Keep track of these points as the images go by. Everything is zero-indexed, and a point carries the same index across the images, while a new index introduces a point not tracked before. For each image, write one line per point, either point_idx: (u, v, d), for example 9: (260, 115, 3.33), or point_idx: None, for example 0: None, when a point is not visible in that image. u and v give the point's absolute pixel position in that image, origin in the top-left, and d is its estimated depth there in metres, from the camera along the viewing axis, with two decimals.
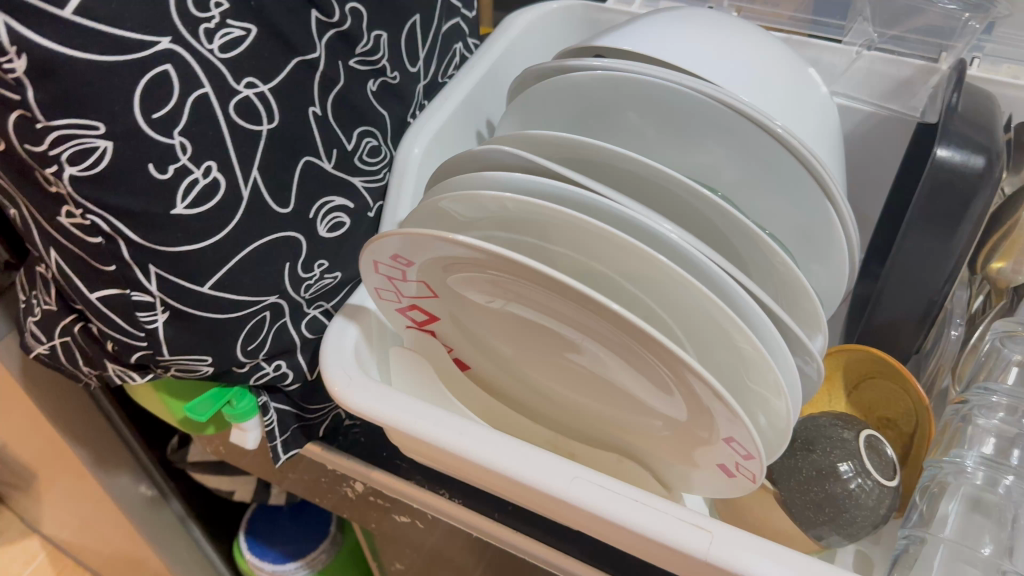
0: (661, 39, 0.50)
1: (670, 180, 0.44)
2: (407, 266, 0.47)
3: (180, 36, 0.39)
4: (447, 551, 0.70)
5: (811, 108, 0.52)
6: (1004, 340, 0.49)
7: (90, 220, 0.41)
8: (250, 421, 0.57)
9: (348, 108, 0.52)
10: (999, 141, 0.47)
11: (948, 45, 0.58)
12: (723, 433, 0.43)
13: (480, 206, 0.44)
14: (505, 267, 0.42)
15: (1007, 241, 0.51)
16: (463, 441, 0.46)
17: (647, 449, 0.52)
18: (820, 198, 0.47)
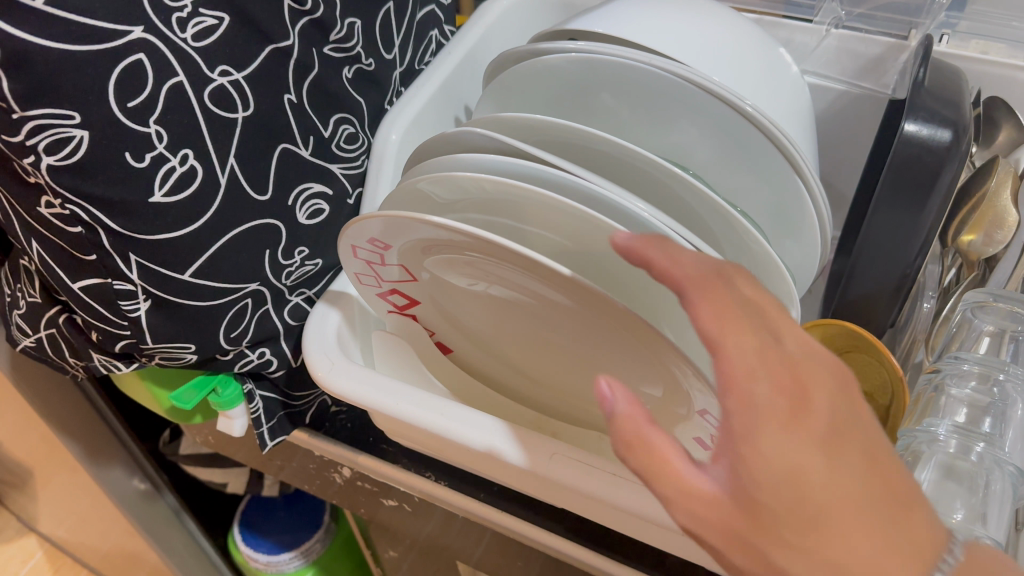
0: (631, 22, 0.51)
1: (642, 160, 0.45)
2: (385, 250, 0.48)
3: (153, 25, 0.40)
4: (436, 536, 0.71)
5: (782, 87, 0.52)
6: (975, 311, 0.51)
7: (69, 209, 0.42)
8: (236, 408, 0.58)
9: (324, 96, 0.52)
10: (966, 115, 0.47)
11: (918, 21, 0.59)
12: (697, 408, 0.43)
13: (456, 186, 0.44)
14: (480, 247, 0.43)
15: (976, 215, 0.52)
16: (441, 421, 0.47)
17: None
18: (792, 176, 0.48)
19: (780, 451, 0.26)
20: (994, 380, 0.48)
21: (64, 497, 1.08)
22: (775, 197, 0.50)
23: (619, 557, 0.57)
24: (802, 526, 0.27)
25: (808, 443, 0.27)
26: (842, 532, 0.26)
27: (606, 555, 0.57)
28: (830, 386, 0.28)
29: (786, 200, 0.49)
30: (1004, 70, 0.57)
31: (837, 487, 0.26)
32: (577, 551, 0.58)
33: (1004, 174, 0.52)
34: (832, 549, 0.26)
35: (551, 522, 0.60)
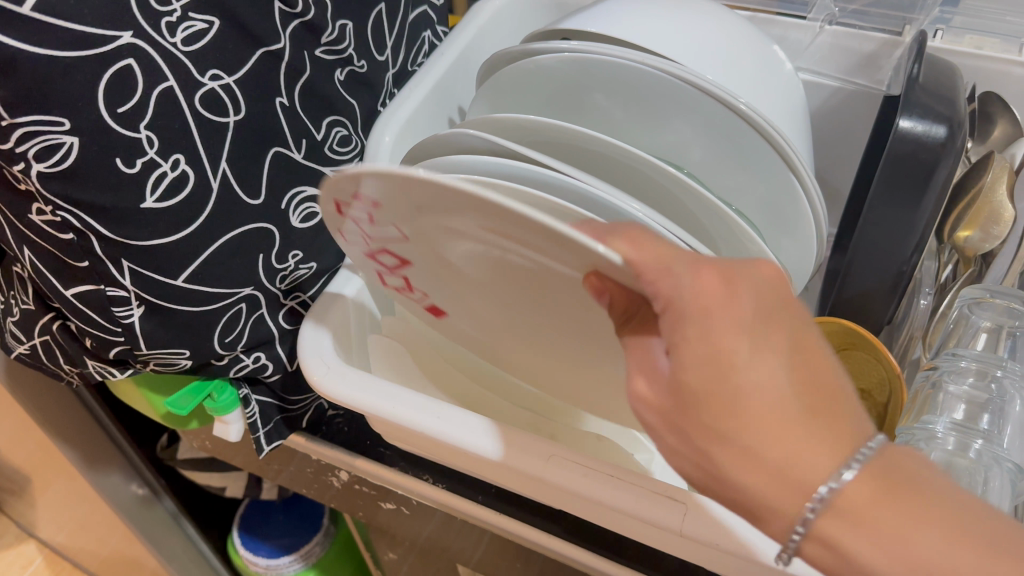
0: (623, 22, 0.50)
1: (637, 160, 0.45)
2: (373, 208, 0.38)
3: (142, 30, 0.40)
4: (435, 539, 0.70)
5: (775, 85, 0.52)
6: (972, 307, 0.51)
7: (60, 216, 0.41)
8: (232, 413, 0.57)
9: (316, 99, 0.52)
10: (961, 111, 0.47)
11: (911, 17, 0.59)
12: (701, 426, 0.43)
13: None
14: (480, 204, 0.32)
15: (972, 211, 0.52)
16: (437, 425, 0.47)
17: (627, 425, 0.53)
18: (786, 173, 0.47)
19: (703, 345, 0.30)
20: (992, 376, 0.48)
21: (62, 503, 1.07)
22: (770, 194, 0.49)
23: (619, 557, 0.57)
24: (725, 411, 0.30)
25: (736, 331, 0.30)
26: (767, 423, 0.30)
27: (605, 556, 0.57)
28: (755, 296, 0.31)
29: (781, 198, 0.49)
30: (997, 65, 0.56)
31: (766, 380, 0.30)
32: (576, 551, 0.58)
33: (999, 168, 0.52)
34: (752, 437, 0.30)
35: (550, 523, 0.60)
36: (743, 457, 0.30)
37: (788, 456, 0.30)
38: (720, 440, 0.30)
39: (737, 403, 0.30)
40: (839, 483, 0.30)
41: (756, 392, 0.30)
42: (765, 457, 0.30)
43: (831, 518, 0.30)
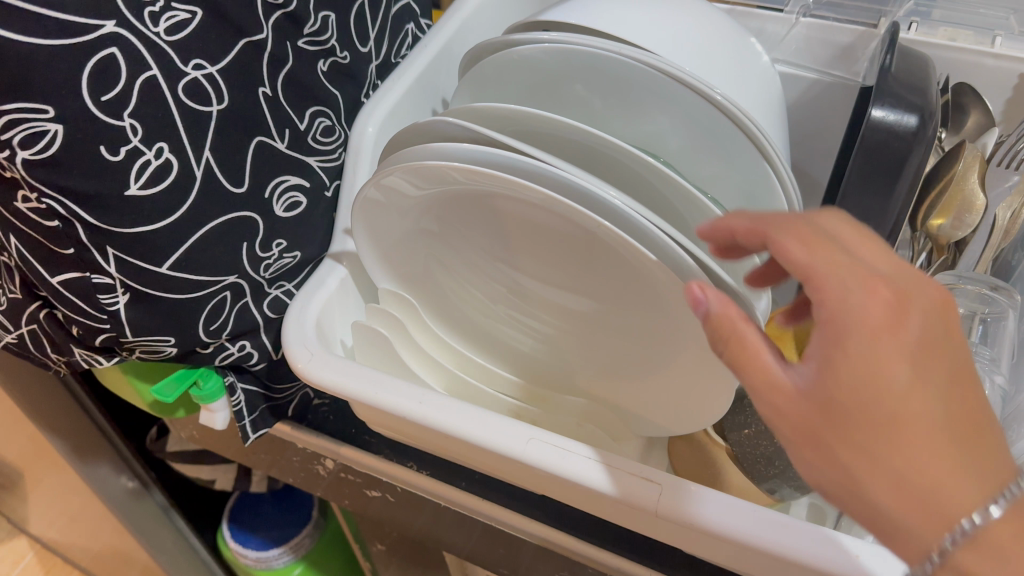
0: (601, 12, 0.51)
1: (613, 149, 0.45)
2: None
3: (125, 20, 0.40)
4: (419, 529, 0.71)
5: (751, 76, 0.53)
6: (945, 293, 0.52)
7: (46, 203, 0.42)
8: (218, 401, 0.58)
9: (299, 90, 0.53)
10: (934, 101, 0.48)
11: (885, 10, 0.61)
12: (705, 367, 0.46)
13: (429, 175, 0.45)
14: None
15: (945, 200, 0.54)
16: (421, 410, 0.47)
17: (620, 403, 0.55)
18: (760, 163, 0.48)
19: (886, 372, 0.29)
20: None
21: (52, 497, 1.07)
22: (746, 182, 0.50)
23: (603, 542, 0.59)
24: (866, 428, 0.29)
25: (902, 348, 0.29)
26: (915, 460, 0.28)
27: (588, 542, 0.59)
28: (924, 303, 0.30)
29: (756, 187, 0.50)
30: (970, 57, 0.58)
31: (917, 419, 0.28)
32: (558, 535, 0.59)
33: (972, 157, 0.53)
34: (883, 459, 0.28)
35: (532, 509, 0.62)
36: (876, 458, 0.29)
37: (922, 476, 0.28)
38: (848, 465, 0.29)
39: (929, 417, 0.28)
40: (984, 518, 0.27)
41: (914, 379, 0.29)
42: (902, 473, 0.28)
43: (968, 549, 0.28)
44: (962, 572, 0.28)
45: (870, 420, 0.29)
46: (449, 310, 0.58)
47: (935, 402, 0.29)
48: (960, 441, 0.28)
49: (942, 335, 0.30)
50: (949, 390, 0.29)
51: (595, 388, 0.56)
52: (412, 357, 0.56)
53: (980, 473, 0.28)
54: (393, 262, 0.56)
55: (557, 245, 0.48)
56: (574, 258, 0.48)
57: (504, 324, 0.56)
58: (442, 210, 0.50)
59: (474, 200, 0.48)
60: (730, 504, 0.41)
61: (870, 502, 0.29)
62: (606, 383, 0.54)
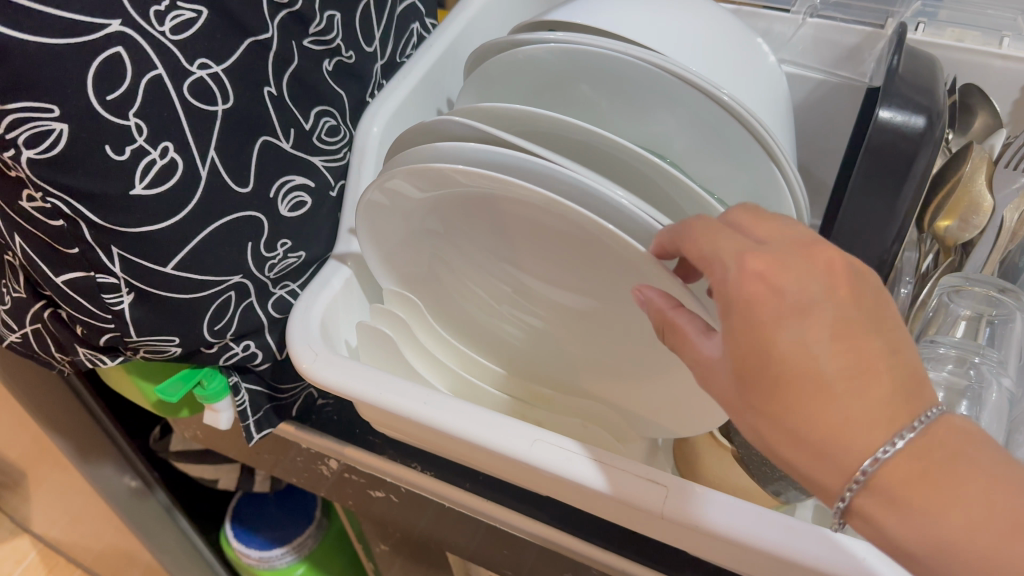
0: (608, 12, 0.51)
1: (619, 148, 0.45)
2: None
3: (131, 19, 0.40)
4: (422, 530, 0.71)
5: (758, 77, 0.52)
6: (952, 295, 0.52)
7: (50, 203, 0.42)
8: (222, 401, 0.58)
9: (304, 89, 0.53)
10: (941, 102, 0.48)
11: (892, 11, 0.61)
12: None
13: (430, 178, 0.45)
14: None
15: (952, 201, 0.54)
16: (426, 411, 0.47)
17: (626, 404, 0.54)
18: (766, 163, 0.48)
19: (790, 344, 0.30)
20: (970, 363, 0.49)
21: (55, 496, 1.07)
22: (754, 183, 0.50)
23: (607, 544, 0.59)
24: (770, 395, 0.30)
25: (799, 308, 0.30)
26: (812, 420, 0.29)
27: (593, 543, 0.59)
28: (813, 265, 0.31)
29: (764, 187, 0.49)
30: (978, 57, 0.57)
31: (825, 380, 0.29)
32: (563, 537, 0.59)
33: (979, 159, 0.53)
34: (793, 421, 0.30)
35: (537, 510, 0.62)
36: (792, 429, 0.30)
37: (824, 431, 0.29)
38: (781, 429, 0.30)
39: (810, 377, 0.29)
40: (883, 455, 0.29)
41: (794, 342, 0.30)
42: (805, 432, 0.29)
43: (869, 491, 0.29)
44: (869, 514, 0.30)
45: (764, 386, 0.30)
46: (453, 312, 0.58)
47: (817, 359, 0.29)
48: (854, 393, 0.29)
49: (826, 291, 0.30)
50: (836, 342, 0.29)
51: (599, 389, 0.55)
52: (414, 357, 0.56)
53: (876, 420, 0.29)
54: (398, 261, 0.55)
55: (553, 249, 0.47)
56: (572, 262, 0.48)
57: (508, 327, 0.56)
58: (444, 212, 0.50)
59: (474, 204, 0.48)
60: (736, 506, 0.41)
61: (787, 461, 0.31)
62: (610, 384, 0.54)
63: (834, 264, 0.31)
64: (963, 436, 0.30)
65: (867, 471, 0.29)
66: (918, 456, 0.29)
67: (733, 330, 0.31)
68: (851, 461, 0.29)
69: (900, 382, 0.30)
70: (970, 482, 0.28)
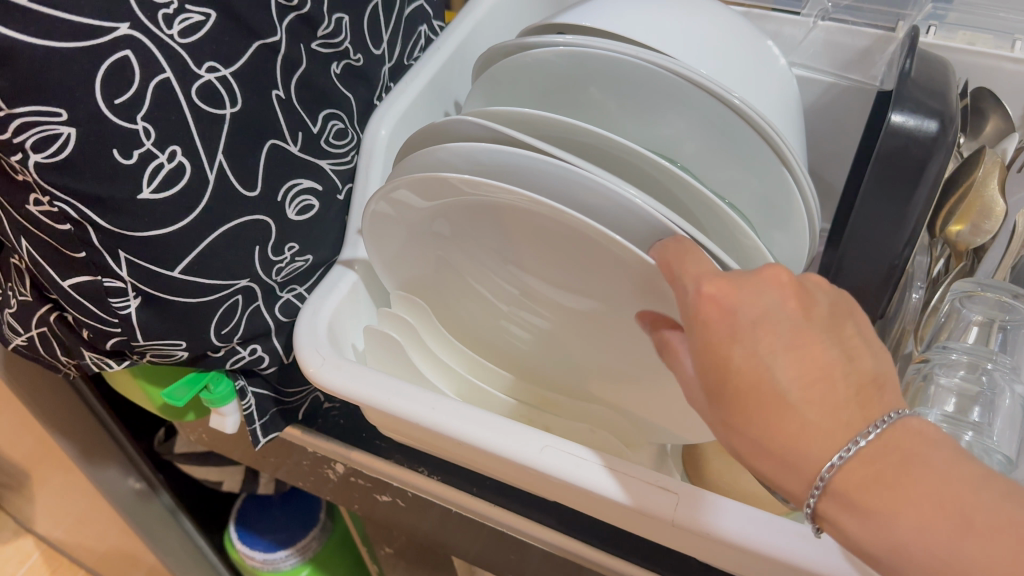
0: (618, 15, 0.51)
1: (630, 152, 0.44)
2: None
3: (140, 22, 0.40)
4: (428, 534, 0.71)
5: (769, 80, 0.52)
6: (963, 301, 0.51)
7: (57, 207, 0.41)
8: (228, 405, 0.58)
9: (312, 92, 0.53)
10: (953, 106, 0.47)
11: (904, 13, 0.59)
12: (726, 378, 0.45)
13: (432, 185, 0.45)
14: None
15: (964, 206, 0.53)
16: (434, 416, 0.47)
17: (634, 409, 0.54)
18: (777, 167, 0.47)
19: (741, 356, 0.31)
20: (982, 369, 0.48)
21: (60, 498, 1.07)
22: (765, 188, 0.49)
23: (615, 550, 0.59)
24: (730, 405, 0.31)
25: (745, 321, 0.31)
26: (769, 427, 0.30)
27: (600, 549, 0.59)
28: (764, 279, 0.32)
29: (775, 192, 0.49)
30: (990, 61, 0.57)
31: (775, 389, 0.30)
32: (571, 542, 0.59)
33: (991, 164, 0.53)
34: (752, 430, 0.31)
35: (545, 516, 0.61)
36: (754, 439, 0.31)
37: (779, 439, 0.30)
38: (744, 438, 0.31)
39: (763, 388, 0.30)
40: (840, 461, 0.29)
41: (748, 357, 0.31)
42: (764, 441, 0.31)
43: (832, 497, 0.30)
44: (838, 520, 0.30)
45: (724, 400, 0.32)
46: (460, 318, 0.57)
47: (769, 372, 0.30)
48: (806, 402, 0.30)
49: (780, 307, 0.32)
50: (788, 355, 0.31)
51: (607, 394, 0.55)
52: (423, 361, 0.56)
53: (829, 426, 0.30)
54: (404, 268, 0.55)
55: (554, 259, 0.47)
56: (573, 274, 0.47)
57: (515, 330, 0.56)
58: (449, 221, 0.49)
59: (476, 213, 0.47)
60: (747, 513, 0.41)
61: (759, 471, 0.32)
62: (619, 390, 0.54)
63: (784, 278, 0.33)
64: (922, 438, 0.30)
65: (825, 476, 0.30)
66: (872, 461, 0.29)
67: (696, 348, 0.33)
68: (808, 468, 0.30)
69: (855, 390, 0.30)
70: (923, 483, 0.29)
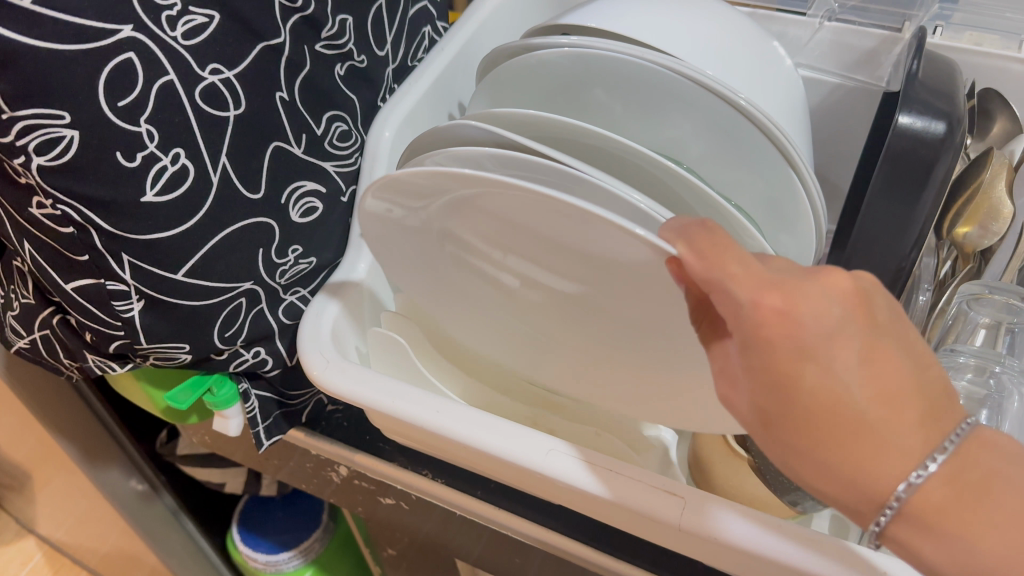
0: (624, 16, 0.50)
1: (636, 154, 0.44)
2: None
3: (142, 24, 0.40)
4: (432, 537, 0.71)
5: (775, 81, 0.52)
6: (970, 303, 0.51)
7: (60, 210, 0.41)
8: (232, 408, 0.57)
9: (316, 94, 0.52)
10: (960, 107, 0.47)
11: (910, 14, 0.60)
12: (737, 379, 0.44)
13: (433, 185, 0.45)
14: None
15: (971, 208, 0.53)
16: (438, 419, 0.46)
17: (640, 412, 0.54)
18: (784, 169, 0.47)
19: (817, 378, 0.28)
20: (990, 372, 0.48)
21: (62, 499, 1.07)
22: (772, 190, 0.49)
23: (620, 553, 0.59)
24: (799, 427, 0.29)
25: (818, 338, 0.28)
26: (843, 449, 0.28)
27: (605, 551, 0.59)
28: (829, 285, 0.29)
29: (781, 195, 0.49)
30: (995, 62, 0.57)
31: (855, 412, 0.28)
32: (577, 547, 0.59)
33: (999, 164, 0.53)
34: (821, 455, 0.29)
35: (550, 519, 0.61)
36: (823, 462, 0.29)
37: (853, 463, 0.28)
38: (809, 459, 0.29)
39: (839, 411, 0.28)
40: (922, 481, 0.28)
41: (823, 377, 0.28)
42: (838, 463, 0.29)
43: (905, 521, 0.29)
44: (899, 538, 0.29)
45: (792, 419, 0.29)
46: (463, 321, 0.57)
47: (848, 395, 0.28)
48: (883, 421, 0.28)
49: (845, 318, 0.28)
50: (861, 369, 0.28)
51: (611, 398, 0.55)
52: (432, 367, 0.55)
53: (908, 450, 0.28)
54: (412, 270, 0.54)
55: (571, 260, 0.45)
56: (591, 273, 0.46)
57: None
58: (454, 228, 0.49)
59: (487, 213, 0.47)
60: (753, 518, 0.40)
61: (819, 490, 0.30)
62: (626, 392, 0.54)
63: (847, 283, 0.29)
64: (989, 450, 0.29)
65: (901, 498, 0.28)
66: (952, 482, 0.28)
67: (752, 362, 0.29)
68: (880, 490, 0.28)
69: (926, 406, 0.28)
70: (1003, 506, 0.28)
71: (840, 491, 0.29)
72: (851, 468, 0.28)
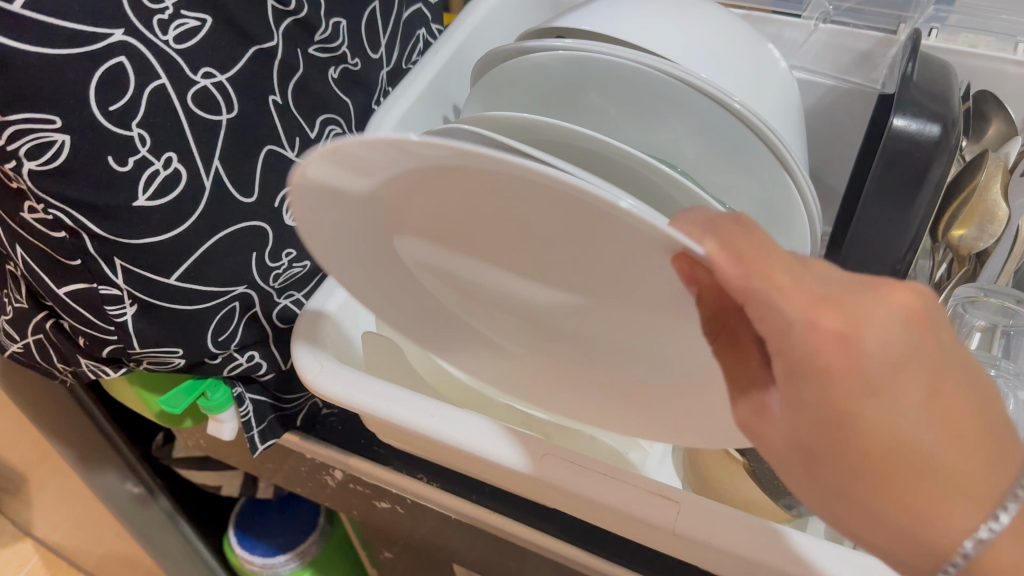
0: (619, 18, 0.50)
1: (629, 158, 0.44)
2: None
3: (134, 28, 0.40)
4: (428, 540, 0.71)
5: (770, 84, 0.52)
6: (966, 306, 0.51)
7: (52, 214, 0.41)
8: (226, 412, 0.57)
9: (309, 97, 0.52)
10: (956, 109, 0.47)
11: (906, 16, 0.60)
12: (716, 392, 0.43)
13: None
14: None
15: (967, 210, 0.53)
16: (433, 423, 0.46)
17: None
18: (779, 172, 0.47)
19: (886, 421, 0.27)
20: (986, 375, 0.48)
21: (57, 502, 1.07)
22: (767, 192, 0.49)
23: (615, 556, 0.58)
24: (861, 474, 0.28)
25: (887, 377, 0.27)
26: (910, 496, 0.28)
27: (600, 555, 0.59)
28: (893, 312, 0.27)
29: (776, 198, 0.49)
30: (990, 64, 0.57)
31: (923, 460, 0.28)
32: (573, 551, 0.59)
33: (994, 167, 0.53)
34: (883, 505, 0.29)
35: (545, 522, 0.61)
36: (879, 509, 0.29)
37: (919, 510, 0.28)
38: (862, 505, 0.29)
39: (906, 455, 0.28)
40: (987, 528, 0.29)
41: (886, 417, 0.27)
42: (901, 510, 0.29)
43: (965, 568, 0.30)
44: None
45: (847, 463, 0.28)
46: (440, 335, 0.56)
47: (917, 442, 0.28)
48: (948, 468, 0.28)
49: (910, 344, 0.27)
50: (924, 406, 0.28)
51: None
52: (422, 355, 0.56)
53: (969, 493, 0.28)
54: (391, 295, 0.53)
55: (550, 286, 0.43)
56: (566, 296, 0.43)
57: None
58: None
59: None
60: (747, 523, 0.40)
61: (867, 538, 0.30)
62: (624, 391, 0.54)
63: (910, 307, 0.28)
64: None
65: (965, 549, 0.29)
66: (1016, 529, 0.29)
67: (799, 394, 0.28)
68: (940, 537, 0.29)
69: (987, 447, 0.29)
70: None
71: (897, 539, 0.29)
72: (915, 513, 0.29)
